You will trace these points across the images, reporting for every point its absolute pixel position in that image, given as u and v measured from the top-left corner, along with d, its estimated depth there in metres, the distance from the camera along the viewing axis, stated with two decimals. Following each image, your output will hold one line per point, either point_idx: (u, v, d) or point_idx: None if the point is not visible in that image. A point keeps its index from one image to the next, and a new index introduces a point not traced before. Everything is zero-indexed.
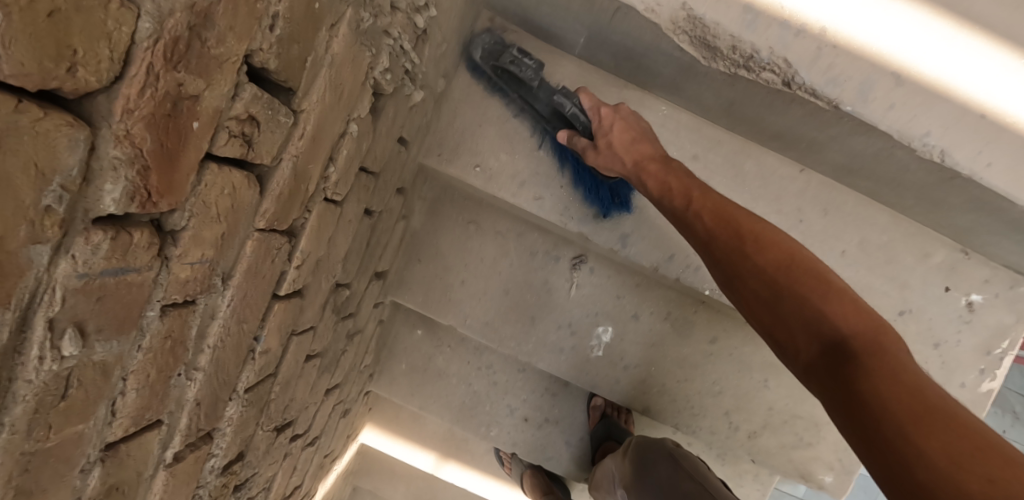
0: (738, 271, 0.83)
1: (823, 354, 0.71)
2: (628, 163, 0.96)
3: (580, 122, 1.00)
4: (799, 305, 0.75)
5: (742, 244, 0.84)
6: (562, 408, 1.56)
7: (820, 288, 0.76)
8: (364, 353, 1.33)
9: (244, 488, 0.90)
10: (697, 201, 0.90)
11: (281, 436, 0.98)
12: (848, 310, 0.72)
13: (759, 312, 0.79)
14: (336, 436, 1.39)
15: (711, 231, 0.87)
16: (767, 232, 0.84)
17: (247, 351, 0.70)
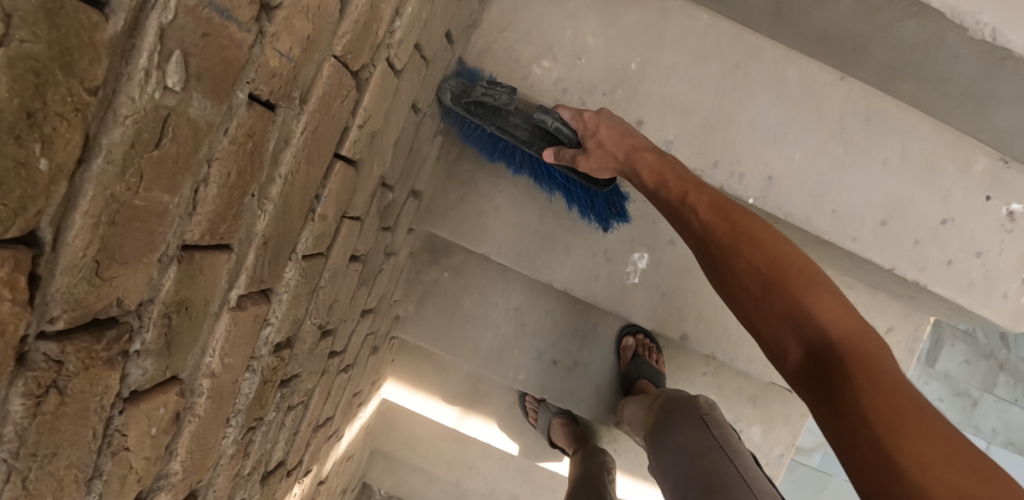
0: (730, 266, 0.81)
1: (810, 360, 0.71)
2: (621, 156, 0.97)
3: (564, 134, 1.02)
4: (792, 305, 0.74)
5: (739, 246, 0.81)
6: (592, 353, 1.56)
7: (807, 286, 0.75)
8: (394, 286, 1.30)
9: (287, 386, 0.85)
10: (694, 195, 0.89)
11: (322, 343, 0.93)
12: (832, 311, 0.72)
13: (752, 311, 0.78)
14: (364, 375, 1.37)
15: (707, 224, 0.86)
16: (763, 231, 0.82)
17: (308, 204, 0.65)
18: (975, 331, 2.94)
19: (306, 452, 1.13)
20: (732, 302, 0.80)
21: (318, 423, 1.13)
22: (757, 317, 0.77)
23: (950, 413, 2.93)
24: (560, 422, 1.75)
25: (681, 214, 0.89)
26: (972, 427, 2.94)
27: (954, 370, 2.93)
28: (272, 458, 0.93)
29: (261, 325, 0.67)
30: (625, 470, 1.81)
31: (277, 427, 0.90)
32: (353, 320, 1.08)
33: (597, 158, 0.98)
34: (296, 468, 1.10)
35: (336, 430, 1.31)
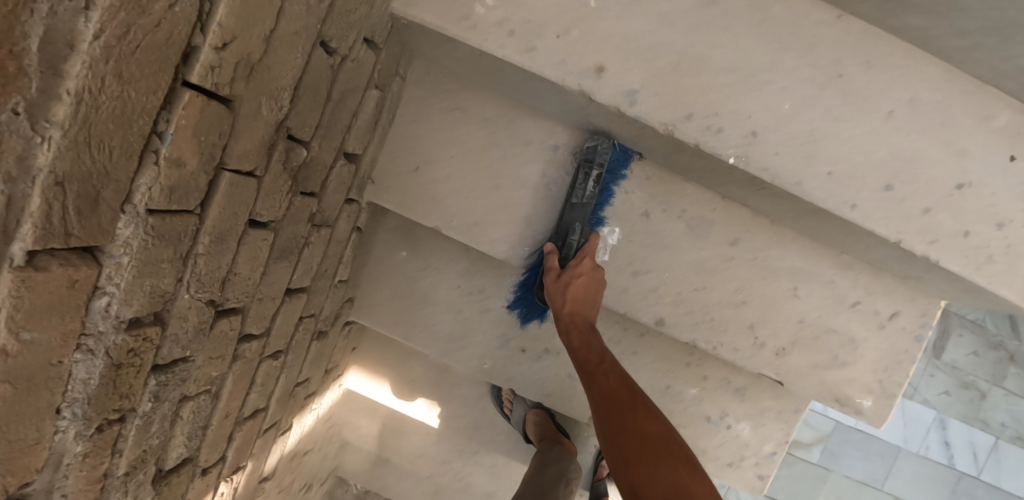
0: (626, 429, 0.94)
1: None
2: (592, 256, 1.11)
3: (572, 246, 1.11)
4: (654, 468, 0.88)
5: (636, 418, 0.95)
6: (562, 339, 1.42)
7: (683, 458, 0.89)
8: (335, 265, 1.18)
9: (168, 371, 0.72)
10: (608, 363, 1.04)
11: (223, 323, 0.80)
12: (691, 474, 0.86)
13: (629, 463, 0.89)
14: (308, 362, 1.24)
15: (613, 390, 1.00)
16: (643, 411, 0.96)
17: (142, 144, 0.52)
18: (983, 321, 2.82)
19: (229, 447, 1.01)
20: (617, 458, 0.92)
21: (241, 415, 1.01)
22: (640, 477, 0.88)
23: (955, 405, 2.84)
24: (535, 414, 1.64)
25: (589, 376, 1.03)
26: (978, 421, 2.85)
27: (962, 362, 2.81)
28: (167, 455, 0.81)
29: (89, 294, 0.54)
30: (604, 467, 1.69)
31: (166, 421, 0.77)
32: (273, 301, 0.95)
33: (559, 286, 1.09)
34: (215, 465, 0.98)
35: (275, 423, 1.19)
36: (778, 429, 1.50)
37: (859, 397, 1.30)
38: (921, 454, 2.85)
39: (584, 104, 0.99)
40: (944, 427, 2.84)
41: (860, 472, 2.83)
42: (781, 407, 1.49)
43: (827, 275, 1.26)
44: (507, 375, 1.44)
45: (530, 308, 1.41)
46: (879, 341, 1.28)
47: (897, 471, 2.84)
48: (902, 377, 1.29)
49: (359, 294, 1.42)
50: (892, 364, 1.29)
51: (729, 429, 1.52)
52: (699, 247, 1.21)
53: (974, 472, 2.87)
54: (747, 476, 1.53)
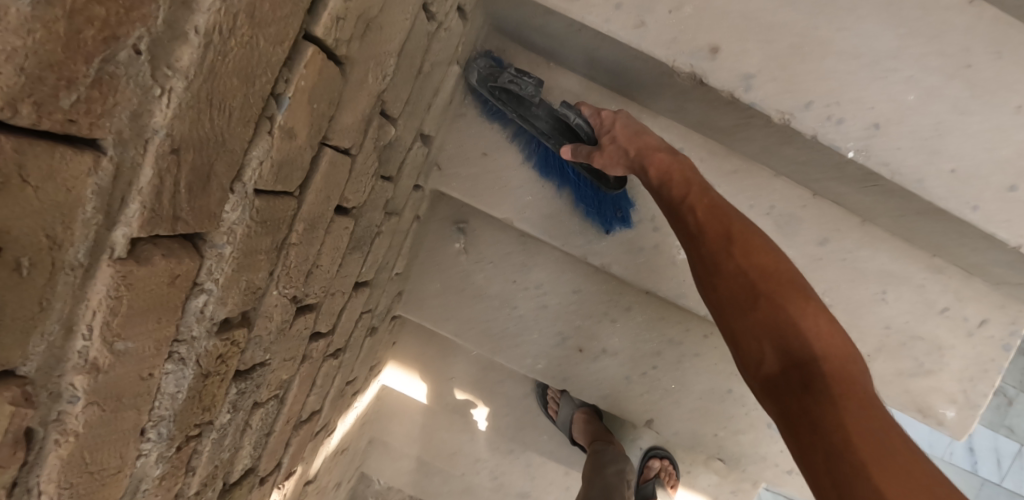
0: (729, 271, 0.79)
1: (785, 371, 0.71)
2: (633, 155, 0.90)
3: (585, 133, 0.94)
4: (773, 315, 0.74)
5: (727, 245, 0.81)
6: (623, 337, 1.33)
7: (798, 302, 0.75)
8: (395, 256, 1.08)
9: (248, 377, 0.62)
10: (695, 195, 0.86)
11: (299, 321, 0.71)
12: (818, 324, 0.73)
13: (731, 315, 0.77)
14: (360, 359, 1.15)
15: (702, 224, 0.83)
16: (755, 239, 0.81)
17: (260, 107, 0.42)
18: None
19: (285, 453, 0.92)
20: (714, 312, 0.80)
21: (300, 418, 0.92)
22: (741, 318, 0.76)
23: (984, 412, 2.79)
24: (581, 417, 1.54)
25: (676, 210, 0.86)
26: (1005, 427, 2.80)
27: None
28: (234, 467, 0.72)
29: (188, 291, 0.44)
30: None
31: (238, 432, 0.67)
32: (343, 295, 0.85)
33: (613, 159, 0.92)
34: (273, 473, 0.89)
35: (325, 424, 1.09)
36: None
37: (941, 407, 1.17)
38: (946, 460, 2.77)
39: (690, 87, 0.90)
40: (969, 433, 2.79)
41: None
42: None
43: (918, 278, 1.13)
44: (563, 375, 1.35)
45: (589, 306, 1.31)
46: (966, 350, 1.15)
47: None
48: (988, 386, 1.17)
49: (408, 287, 1.32)
50: (977, 374, 1.17)
51: None
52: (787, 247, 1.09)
53: (996, 479, 2.77)
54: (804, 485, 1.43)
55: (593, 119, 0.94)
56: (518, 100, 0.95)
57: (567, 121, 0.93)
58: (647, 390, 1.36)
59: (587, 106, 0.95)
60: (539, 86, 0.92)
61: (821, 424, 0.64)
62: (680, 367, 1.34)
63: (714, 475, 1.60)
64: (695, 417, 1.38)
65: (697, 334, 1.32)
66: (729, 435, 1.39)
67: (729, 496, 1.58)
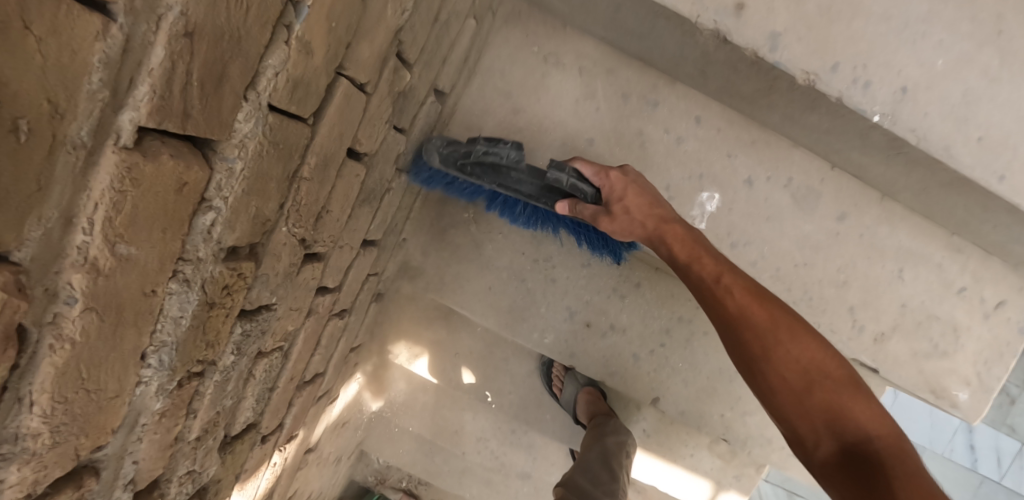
0: (775, 354, 0.78)
1: (844, 453, 0.72)
2: (648, 228, 0.91)
3: (582, 191, 0.92)
4: (829, 401, 0.76)
5: (774, 331, 0.79)
6: (631, 314, 1.32)
7: (851, 390, 0.77)
8: (402, 221, 1.05)
9: (254, 318, 0.60)
10: (728, 276, 0.85)
11: (306, 269, 0.69)
12: (868, 411, 0.75)
13: (786, 400, 0.77)
14: (365, 327, 1.13)
15: (744, 308, 0.82)
16: (797, 324, 0.81)
17: (277, 10, 0.40)
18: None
19: (287, 414, 0.89)
20: (760, 394, 0.80)
21: (303, 379, 0.90)
22: (789, 401, 0.77)
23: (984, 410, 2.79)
24: (586, 396, 1.55)
25: (713, 295, 0.84)
26: (1006, 425, 2.79)
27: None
28: (235, 419, 0.69)
29: (195, 205, 0.42)
30: (656, 452, 1.60)
31: (241, 380, 0.65)
32: (350, 251, 0.83)
33: (621, 222, 0.91)
34: (274, 433, 0.87)
35: (328, 391, 1.07)
36: None
37: (956, 389, 1.15)
38: (946, 456, 2.77)
39: (713, 49, 0.87)
40: (970, 430, 2.79)
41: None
42: None
43: (935, 258, 1.10)
44: (570, 351, 1.32)
45: (597, 281, 1.29)
46: (982, 331, 1.14)
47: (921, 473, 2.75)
48: (1003, 370, 1.15)
49: (414, 258, 1.29)
50: (992, 357, 1.15)
51: None
52: (803, 220, 1.06)
53: (995, 476, 2.79)
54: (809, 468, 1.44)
55: (599, 178, 0.93)
56: (496, 171, 0.92)
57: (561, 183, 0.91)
58: (656, 368, 1.34)
59: (587, 164, 0.94)
60: (517, 149, 0.92)
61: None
62: (689, 346, 1.33)
63: (717, 459, 1.58)
64: (701, 396, 1.36)
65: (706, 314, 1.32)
66: (736, 416, 1.37)
67: (732, 480, 1.57)
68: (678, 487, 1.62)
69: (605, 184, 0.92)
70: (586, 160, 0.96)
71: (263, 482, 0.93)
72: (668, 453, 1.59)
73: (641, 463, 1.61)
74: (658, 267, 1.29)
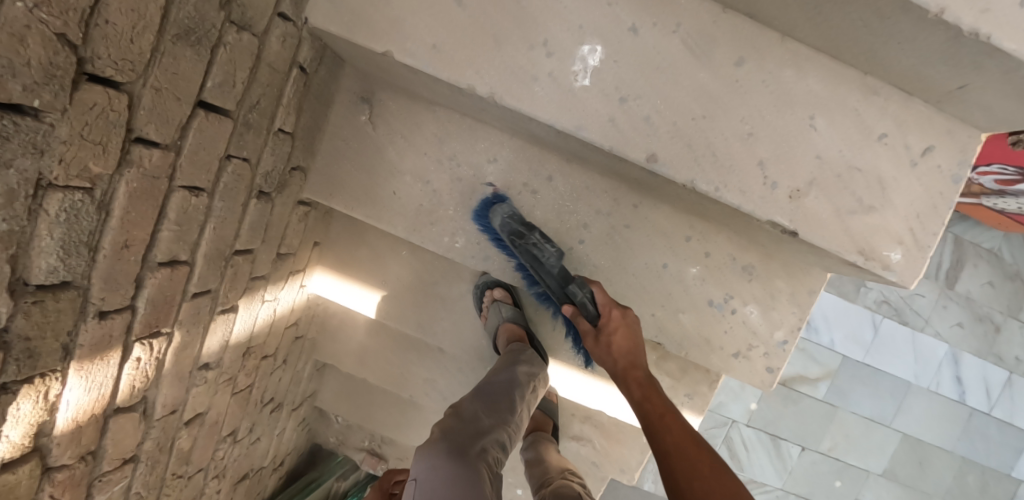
0: (657, 427, 1.03)
1: (677, 486, 0.89)
2: (618, 365, 1.15)
3: (589, 309, 1.18)
4: (665, 430, 1.01)
5: (647, 414, 1.06)
6: (546, 210, 1.25)
7: (679, 428, 1.01)
8: (274, 107, 1.00)
9: (7, 117, 0.55)
10: (628, 368, 1.15)
11: (92, 91, 0.64)
12: (674, 435, 0.99)
13: (665, 457, 0.96)
14: (257, 229, 1.09)
15: (646, 398, 1.09)
16: (653, 389, 1.11)
17: None
18: (999, 251, 2.74)
19: (138, 295, 0.84)
20: (658, 454, 0.98)
21: (155, 257, 0.85)
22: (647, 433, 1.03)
23: (970, 340, 2.74)
24: (508, 329, 1.37)
25: (631, 362, 1.15)
26: (995, 355, 2.76)
27: (976, 292, 2.73)
28: (29, 260, 0.64)
29: None
30: (601, 376, 1.55)
31: (16, 203, 0.60)
32: (181, 106, 0.78)
33: (601, 349, 1.16)
34: (123, 312, 0.82)
35: (212, 292, 1.02)
36: (790, 313, 1.33)
37: (887, 249, 1.08)
38: (933, 390, 2.74)
39: None
40: (957, 362, 2.74)
41: (870, 409, 2.72)
42: (794, 290, 1.33)
43: (850, 102, 1.02)
44: (483, 252, 1.27)
45: (506, 177, 1.23)
46: (910, 182, 1.05)
47: (907, 409, 2.74)
48: (938, 225, 1.07)
49: (314, 167, 1.23)
50: (926, 212, 1.07)
51: (734, 314, 1.32)
52: (697, 70, 0.99)
53: (985, 409, 2.79)
54: (754, 370, 1.35)
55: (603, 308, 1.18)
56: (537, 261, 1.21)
57: (546, 261, 1.19)
58: (576, 267, 1.29)
59: (602, 294, 1.18)
60: (557, 254, 1.20)
61: None
62: (610, 242, 1.27)
63: (666, 378, 1.56)
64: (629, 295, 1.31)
65: (626, 206, 1.26)
66: (669, 315, 1.31)
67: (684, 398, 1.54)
68: (616, 407, 1.58)
69: (604, 312, 1.17)
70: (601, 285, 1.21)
71: (123, 377, 0.88)
72: (612, 374, 1.55)
73: (570, 381, 1.58)
74: (570, 160, 1.23)
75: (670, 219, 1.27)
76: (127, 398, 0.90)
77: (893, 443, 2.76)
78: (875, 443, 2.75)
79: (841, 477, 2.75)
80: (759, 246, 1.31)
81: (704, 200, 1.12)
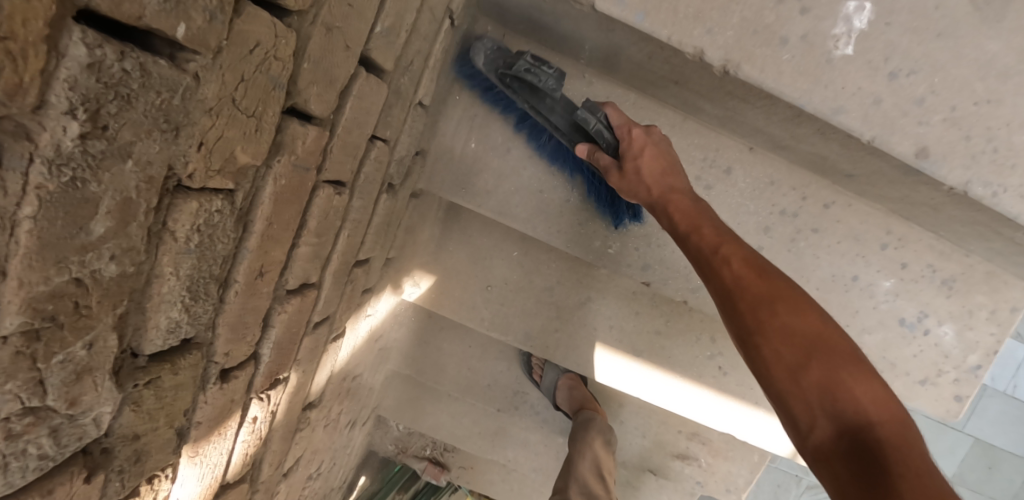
0: (772, 316, 0.68)
1: (842, 441, 0.60)
2: (653, 194, 0.82)
3: (604, 139, 0.85)
4: (824, 377, 0.63)
5: (768, 303, 0.69)
6: (721, 208, 1.00)
7: (809, 359, 0.65)
8: (421, 69, 0.73)
9: (132, 57, 0.28)
10: (729, 247, 0.75)
11: (258, 20, 0.36)
12: (868, 394, 0.62)
13: (784, 384, 0.65)
14: (379, 229, 0.83)
15: (740, 279, 0.72)
16: (794, 294, 0.69)
17: None
18: None
19: (264, 338, 0.59)
20: (770, 391, 0.67)
21: (285, 284, 0.59)
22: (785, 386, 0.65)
23: None
24: (568, 382, 1.50)
25: (663, 205, 0.82)
26: None
27: None
28: (145, 317, 0.38)
29: None
30: (730, 393, 1.30)
31: (135, 223, 0.33)
32: (348, 59, 0.51)
33: (631, 181, 0.83)
34: (246, 366, 0.57)
35: (331, 317, 0.78)
36: (987, 334, 1.08)
37: None
38: (1008, 393, 2.59)
39: None
40: None
41: None
42: (995, 305, 1.07)
43: None
44: (643, 260, 1.00)
45: None
46: None
47: (980, 412, 2.60)
48: None
49: (431, 148, 0.97)
50: None
51: (927, 335, 1.09)
52: (988, 37, 0.73)
53: None
54: (940, 398, 1.11)
55: (621, 129, 0.86)
56: (532, 91, 0.86)
57: (587, 126, 0.85)
58: None
59: (617, 112, 0.86)
60: (559, 77, 0.84)
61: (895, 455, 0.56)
62: (794, 250, 1.02)
63: None
64: None
65: (816, 205, 1.01)
66: (853, 335, 1.08)
67: None
68: (719, 419, 1.33)
69: (625, 138, 0.85)
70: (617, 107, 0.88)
71: (237, 446, 0.63)
72: (749, 395, 1.30)
73: (656, 384, 1.30)
74: (753, 146, 0.98)
75: (866, 224, 1.02)
76: (239, 470, 0.66)
77: (964, 446, 2.62)
78: (946, 446, 2.60)
79: None
80: (963, 255, 1.06)
81: (949, 207, 0.86)
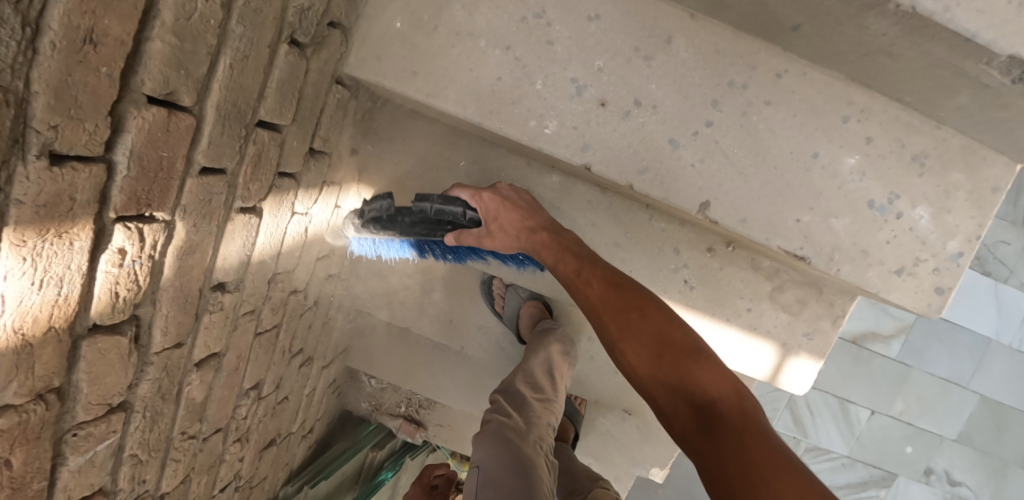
0: (629, 331, 0.87)
1: (693, 420, 0.77)
2: (521, 239, 1.03)
3: (450, 212, 1.01)
4: (676, 373, 0.82)
5: (633, 311, 0.88)
6: (665, 83, 0.91)
7: (684, 361, 0.83)
8: None
9: None
10: (588, 270, 0.95)
11: None
12: (713, 376, 0.81)
13: (652, 391, 0.83)
14: (283, 93, 0.78)
15: (602, 297, 0.92)
16: (654, 308, 0.88)
17: None
18: None
19: (117, 142, 0.54)
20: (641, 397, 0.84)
21: (140, 86, 0.54)
22: (648, 382, 0.83)
23: None
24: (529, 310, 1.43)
25: (534, 247, 1.02)
26: None
27: None
28: None
29: None
30: (698, 308, 1.24)
31: None
32: None
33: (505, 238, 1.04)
34: (93, 168, 0.52)
35: (226, 175, 0.72)
36: (966, 218, 0.99)
37: None
38: (1014, 346, 2.53)
39: None
40: None
41: (945, 369, 2.51)
42: (974, 186, 0.99)
43: None
44: (582, 140, 0.92)
45: (609, 40, 0.89)
46: None
47: (985, 367, 2.53)
48: None
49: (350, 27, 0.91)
50: None
51: (900, 219, 1.00)
52: None
53: None
54: (920, 291, 1.03)
55: (474, 200, 1.03)
56: None
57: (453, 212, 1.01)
58: (703, 159, 0.94)
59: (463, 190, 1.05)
60: None
61: (740, 424, 0.74)
62: (746, 125, 0.94)
63: (783, 314, 1.26)
64: (769, 196, 0.97)
65: (767, 75, 0.93)
66: (818, 221, 1.00)
67: (804, 340, 1.27)
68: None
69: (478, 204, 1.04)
70: (464, 186, 1.08)
71: (99, 276, 0.57)
72: (720, 310, 1.25)
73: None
74: (693, 13, 0.89)
75: (823, 95, 0.94)
76: (106, 313, 0.60)
77: (970, 405, 2.55)
78: (950, 405, 2.54)
79: (914, 442, 2.56)
80: (933, 129, 0.97)
81: (900, 47, 0.79)
